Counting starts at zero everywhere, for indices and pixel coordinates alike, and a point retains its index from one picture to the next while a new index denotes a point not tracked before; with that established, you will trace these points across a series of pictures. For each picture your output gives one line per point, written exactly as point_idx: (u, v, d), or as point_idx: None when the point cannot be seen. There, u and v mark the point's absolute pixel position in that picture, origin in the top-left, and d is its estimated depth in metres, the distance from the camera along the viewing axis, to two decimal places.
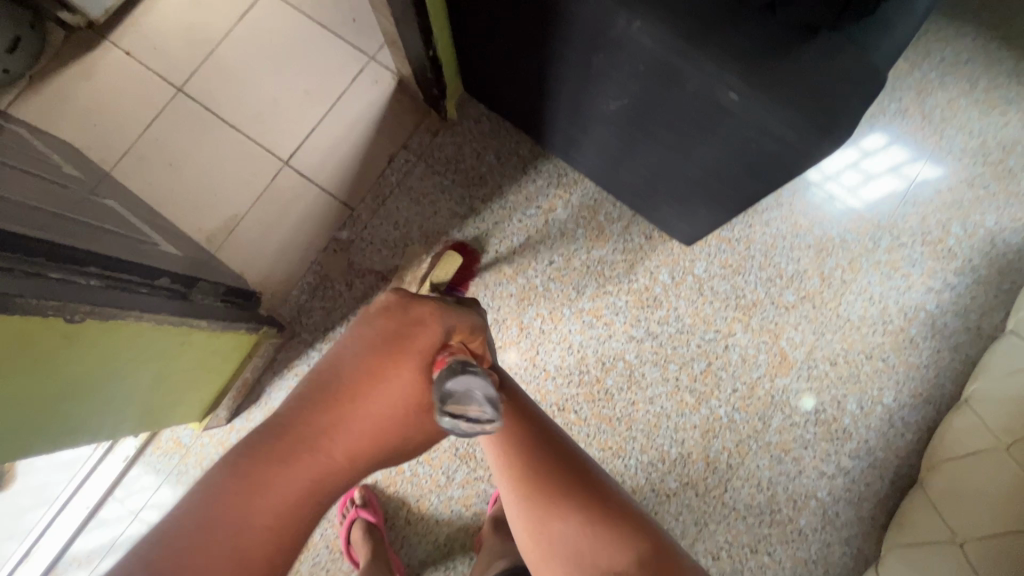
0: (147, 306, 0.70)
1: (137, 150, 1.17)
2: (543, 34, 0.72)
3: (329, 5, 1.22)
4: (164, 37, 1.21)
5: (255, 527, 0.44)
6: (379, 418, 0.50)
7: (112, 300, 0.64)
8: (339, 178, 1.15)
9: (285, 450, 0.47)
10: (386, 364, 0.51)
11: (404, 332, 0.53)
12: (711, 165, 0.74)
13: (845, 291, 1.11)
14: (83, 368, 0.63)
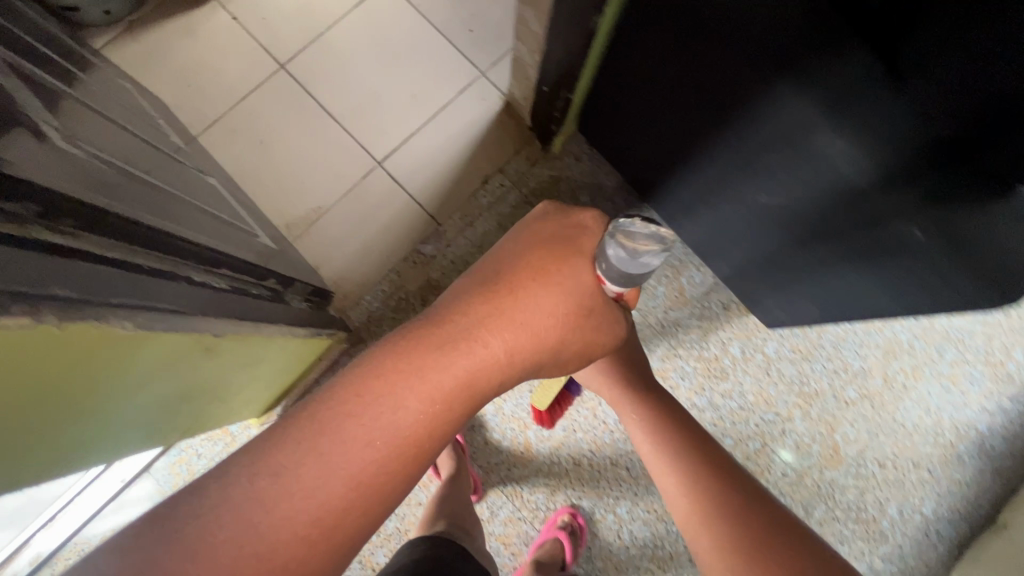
0: (263, 317, 0.69)
1: (229, 121, 1.14)
2: (718, 113, 0.71)
3: (449, 11, 1.19)
4: (277, 10, 1.17)
5: (449, 373, 0.53)
6: (551, 324, 0.59)
7: (240, 312, 0.62)
8: (431, 190, 1.13)
9: (483, 317, 0.57)
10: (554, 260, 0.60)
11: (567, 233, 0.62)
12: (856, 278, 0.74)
13: (904, 396, 1.13)
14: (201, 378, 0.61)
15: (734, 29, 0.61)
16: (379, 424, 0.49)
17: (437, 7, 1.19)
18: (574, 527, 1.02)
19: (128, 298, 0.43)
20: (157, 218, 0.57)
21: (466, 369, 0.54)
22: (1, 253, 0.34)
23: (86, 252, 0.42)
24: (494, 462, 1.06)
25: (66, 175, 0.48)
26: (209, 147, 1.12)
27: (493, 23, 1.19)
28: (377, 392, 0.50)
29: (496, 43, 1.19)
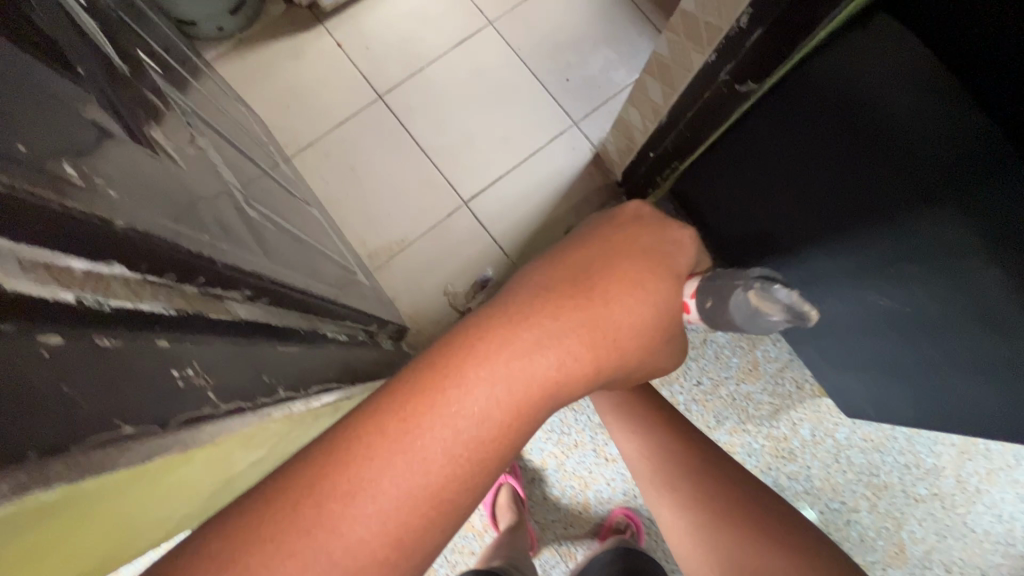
0: (366, 373, 0.67)
1: (323, 145, 1.15)
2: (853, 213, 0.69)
3: (548, 59, 1.21)
4: (380, 42, 1.20)
5: (528, 377, 0.37)
6: (641, 336, 0.43)
7: (358, 371, 0.62)
8: (514, 235, 1.13)
9: (572, 315, 0.40)
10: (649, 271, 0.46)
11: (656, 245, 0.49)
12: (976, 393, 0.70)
13: (976, 500, 1.09)
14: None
15: (899, 136, 0.59)
16: (465, 420, 0.34)
17: (538, 54, 1.21)
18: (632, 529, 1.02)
19: (284, 377, 0.45)
20: (297, 272, 0.58)
21: (553, 375, 0.37)
22: (217, 349, 0.37)
23: (256, 333, 0.43)
24: (550, 519, 1.05)
25: (243, 237, 0.50)
26: (302, 169, 1.13)
27: (591, 75, 1.20)
28: (462, 376, 0.35)
29: (593, 95, 1.19)
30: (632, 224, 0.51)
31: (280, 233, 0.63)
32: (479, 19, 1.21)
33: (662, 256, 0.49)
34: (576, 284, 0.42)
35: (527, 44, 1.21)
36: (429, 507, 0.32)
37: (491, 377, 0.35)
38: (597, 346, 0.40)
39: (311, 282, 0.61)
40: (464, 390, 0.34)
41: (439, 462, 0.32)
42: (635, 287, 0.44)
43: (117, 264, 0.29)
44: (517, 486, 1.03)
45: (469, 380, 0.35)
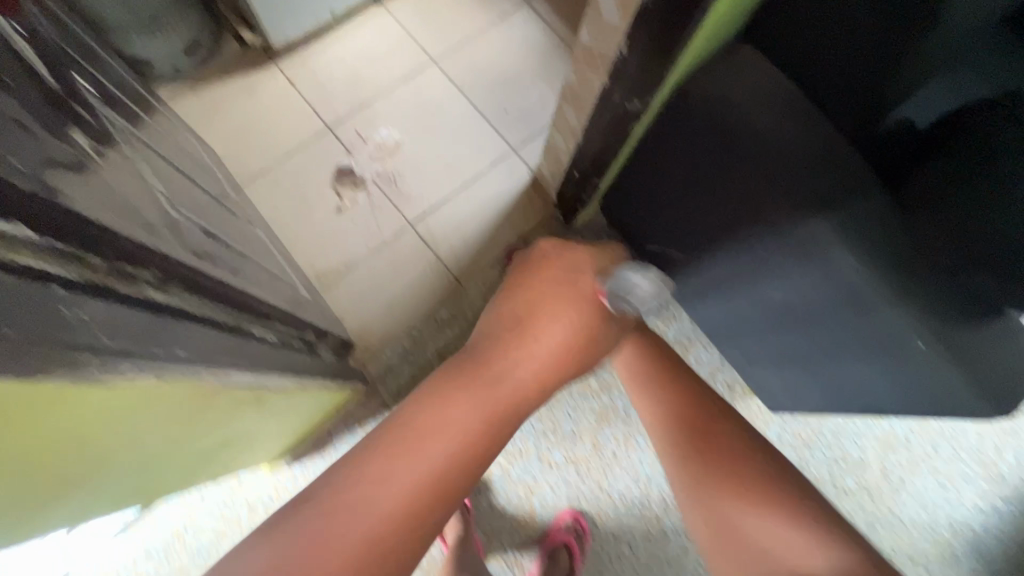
0: (297, 373, 0.71)
1: (274, 174, 1.21)
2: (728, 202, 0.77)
3: (487, 93, 1.31)
4: (330, 79, 1.29)
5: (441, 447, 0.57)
6: (523, 380, 0.69)
7: (284, 362, 0.67)
8: (457, 254, 1.20)
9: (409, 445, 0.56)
10: (484, 392, 0.64)
11: (471, 376, 0.66)
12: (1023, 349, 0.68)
13: (902, 490, 1.16)
14: (249, 426, 0.67)
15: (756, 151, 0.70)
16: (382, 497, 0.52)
17: (477, 88, 1.31)
18: (577, 530, 1.04)
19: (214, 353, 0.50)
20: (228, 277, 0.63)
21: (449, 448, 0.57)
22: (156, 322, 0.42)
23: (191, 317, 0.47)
24: (497, 528, 1.07)
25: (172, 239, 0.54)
26: (252, 196, 1.19)
27: (527, 106, 1.31)
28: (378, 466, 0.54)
29: (529, 124, 1.29)
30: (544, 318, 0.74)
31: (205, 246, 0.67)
32: (422, 58, 1.32)
33: (489, 380, 0.66)
34: (408, 437, 0.57)
35: (467, 79, 1.31)
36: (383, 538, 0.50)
37: (402, 458, 0.55)
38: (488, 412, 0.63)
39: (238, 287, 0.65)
40: (404, 460, 0.55)
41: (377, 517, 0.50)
42: (460, 404, 0.62)
43: (85, 249, 0.35)
44: None
45: (379, 468, 0.54)
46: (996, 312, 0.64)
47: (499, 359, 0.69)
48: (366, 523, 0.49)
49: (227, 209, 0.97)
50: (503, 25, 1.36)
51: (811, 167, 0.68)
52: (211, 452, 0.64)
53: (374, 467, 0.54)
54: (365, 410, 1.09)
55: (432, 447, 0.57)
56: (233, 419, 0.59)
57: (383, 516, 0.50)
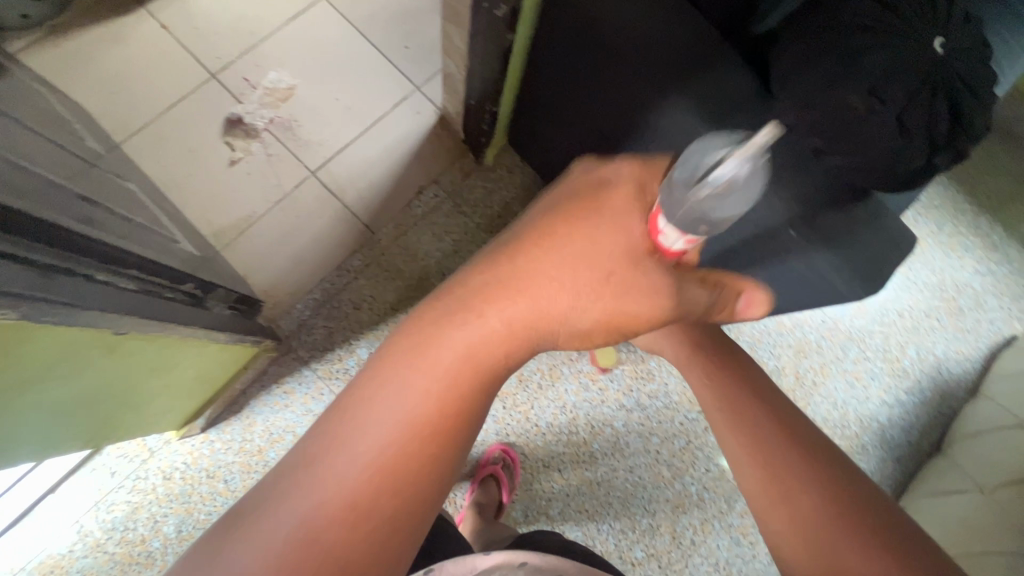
0: (172, 321, 0.67)
1: (156, 128, 1.12)
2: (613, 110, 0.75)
3: (385, 28, 1.23)
4: (210, 21, 1.18)
5: (455, 351, 0.53)
6: (574, 300, 0.56)
7: (149, 309, 0.63)
8: (366, 201, 1.15)
9: (443, 350, 0.53)
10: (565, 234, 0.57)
11: (594, 190, 0.59)
12: (901, 230, 0.67)
13: (814, 392, 1.22)
14: (121, 381, 0.64)
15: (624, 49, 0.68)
16: (374, 427, 0.48)
17: (374, 23, 1.23)
18: (507, 462, 1.07)
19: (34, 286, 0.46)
20: (82, 223, 0.59)
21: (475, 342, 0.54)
22: None
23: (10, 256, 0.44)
24: None
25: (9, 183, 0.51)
26: (133, 153, 1.10)
27: (428, 40, 1.24)
28: (372, 399, 0.50)
29: (432, 59, 1.23)
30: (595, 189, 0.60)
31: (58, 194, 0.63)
32: None
33: (600, 202, 0.59)
34: (441, 321, 0.55)
35: (361, 14, 1.23)
36: (375, 483, 0.46)
37: (410, 378, 0.51)
38: (530, 322, 0.56)
39: (101, 234, 0.62)
40: (407, 381, 0.51)
41: (366, 454, 0.47)
42: (567, 256, 0.57)
43: None
44: None
45: (386, 391, 0.50)
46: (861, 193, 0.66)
47: (548, 249, 0.57)
48: (359, 455, 0.47)
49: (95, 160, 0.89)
50: None
51: (680, 61, 0.66)
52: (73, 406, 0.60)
53: (370, 379, 0.52)
54: (280, 367, 1.06)
55: (472, 321, 0.55)
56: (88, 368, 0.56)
57: (373, 453, 0.47)
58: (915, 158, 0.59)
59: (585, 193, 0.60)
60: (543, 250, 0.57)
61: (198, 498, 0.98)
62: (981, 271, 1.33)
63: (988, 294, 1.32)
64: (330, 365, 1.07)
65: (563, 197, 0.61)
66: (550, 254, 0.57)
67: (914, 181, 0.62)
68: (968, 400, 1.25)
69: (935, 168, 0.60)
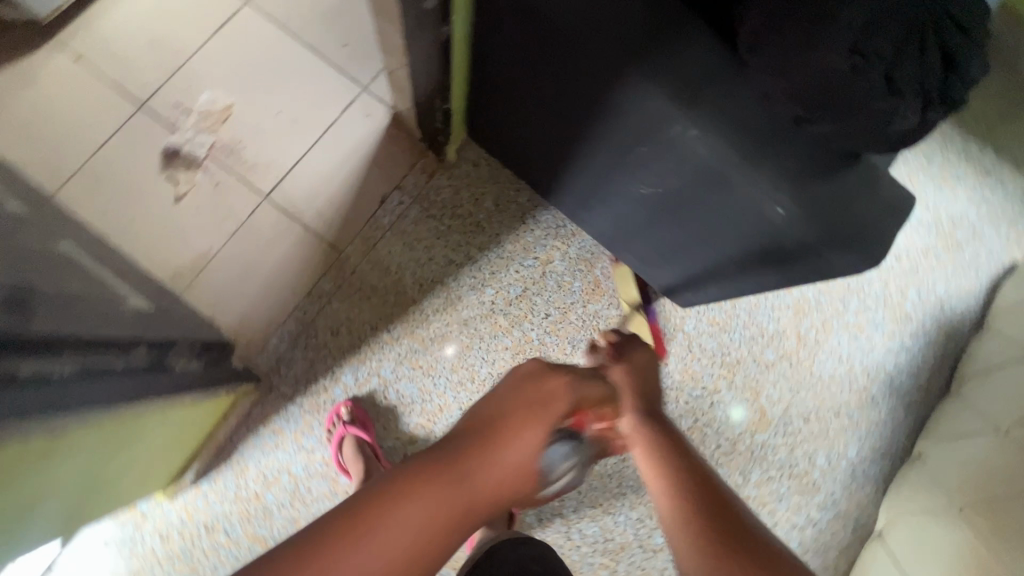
0: (108, 400, 0.61)
1: (90, 172, 1.04)
2: (571, 97, 0.69)
3: (319, 27, 1.13)
4: (127, 45, 1.08)
5: (394, 538, 0.45)
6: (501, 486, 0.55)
7: (77, 396, 0.56)
8: (327, 218, 1.08)
9: (374, 536, 0.45)
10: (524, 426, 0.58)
11: (547, 388, 0.63)
12: (897, 192, 0.62)
13: (818, 350, 1.19)
14: (57, 473, 0.58)
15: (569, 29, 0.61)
16: None
17: (306, 23, 1.13)
18: None
19: None
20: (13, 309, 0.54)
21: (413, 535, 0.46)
22: None
23: None
24: None
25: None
26: (69, 203, 1.02)
27: (368, 33, 1.14)
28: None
29: (374, 54, 1.14)
30: (541, 374, 0.65)
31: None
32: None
33: (545, 395, 0.62)
34: (383, 502, 0.47)
35: (292, 15, 1.13)
36: None
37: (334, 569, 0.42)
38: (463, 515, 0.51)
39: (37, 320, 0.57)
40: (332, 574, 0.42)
41: None
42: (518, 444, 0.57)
43: None
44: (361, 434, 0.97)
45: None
46: (849, 158, 0.60)
47: (502, 441, 0.56)
48: None
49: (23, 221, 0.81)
50: None
51: (632, 34, 0.59)
52: (19, 509, 0.55)
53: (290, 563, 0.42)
54: (265, 407, 1.01)
55: (421, 511, 0.47)
56: (21, 468, 0.51)
57: None
58: (908, 117, 0.52)
59: (537, 381, 0.64)
60: (503, 437, 0.57)
61: (201, 553, 0.95)
62: (975, 200, 1.28)
63: (985, 224, 1.27)
64: (316, 397, 1.03)
65: (520, 388, 0.63)
66: (506, 445, 0.56)
67: (909, 137, 0.54)
68: (974, 336, 1.22)
69: (931, 122, 0.54)
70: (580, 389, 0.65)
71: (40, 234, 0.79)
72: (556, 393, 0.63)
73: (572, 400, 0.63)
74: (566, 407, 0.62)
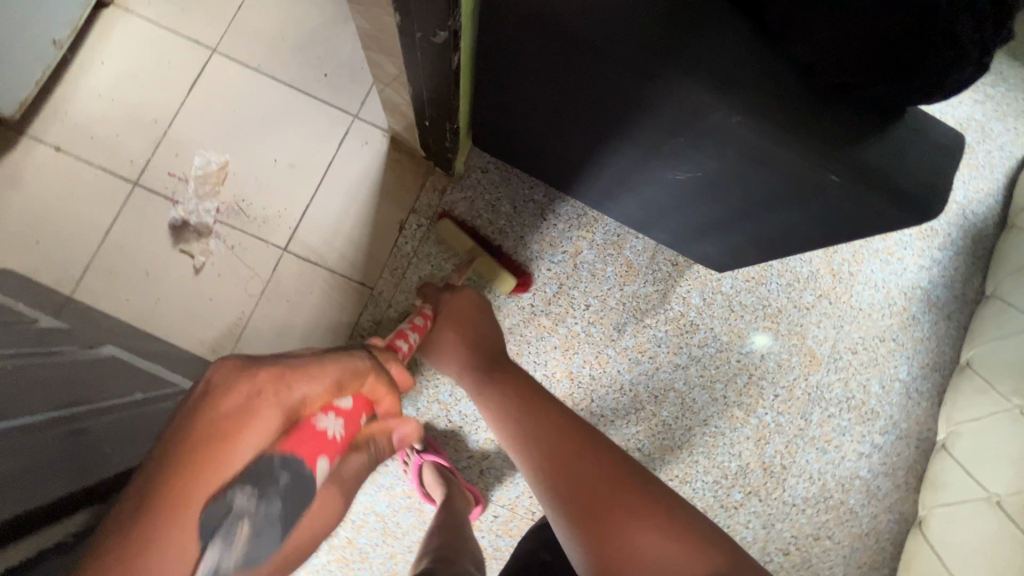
0: None
1: (102, 264, 1.01)
2: (593, 98, 0.67)
3: (294, 62, 1.09)
4: (104, 124, 1.04)
5: None
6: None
7: None
8: (351, 258, 1.06)
9: None
10: (200, 483, 0.35)
11: (213, 414, 0.37)
12: (949, 134, 0.60)
13: (854, 283, 1.20)
14: None
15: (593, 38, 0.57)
16: None
17: (280, 61, 1.08)
18: None
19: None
20: (75, 467, 0.53)
21: None
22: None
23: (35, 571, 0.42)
24: (514, 497, 1.06)
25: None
26: (90, 300, 0.99)
27: (345, 57, 1.10)
28: None
29: (357, 79, 1.10)
30: (236, 391, 0.39)
31: (47, 427, 0.55)
32: (200, 52, 1.07)
33: (248, 419, 0.39)
34: None
35: (264, 56, 1.08)
36: None
37: None
38: None
39: (100, 470, 0.55)
40: None
41: None
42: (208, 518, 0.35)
43: None
44: (438, 457, 0.99)
45: None
46: (899, 111, 0.58)
47: (178, 525, 0.34)
48: None
49: (64, 332, 0.79)
50: None
51: (657, 32, 0.56)
52: None
53: None
54: None
55: None
56: None
57: None
58: (966, 66, 0.50)
59: (244, 395, 0.39)
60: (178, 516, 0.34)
61: None
62: (980, 99, 1.27)
63: (993, 121, 1.27)
64: None
65: (213, 420, 0.37)
66: (189, 520, 0.34)
67: (965, 83, 0.52)
68: (1000, 236, 1.23)
69: (989, 60, 0.52)
70: (304, 382, 0.44)
71: (83, 345, 0.77)
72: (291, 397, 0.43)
73: (288, 411, 0.41)
74: (279, 424, 0.40)
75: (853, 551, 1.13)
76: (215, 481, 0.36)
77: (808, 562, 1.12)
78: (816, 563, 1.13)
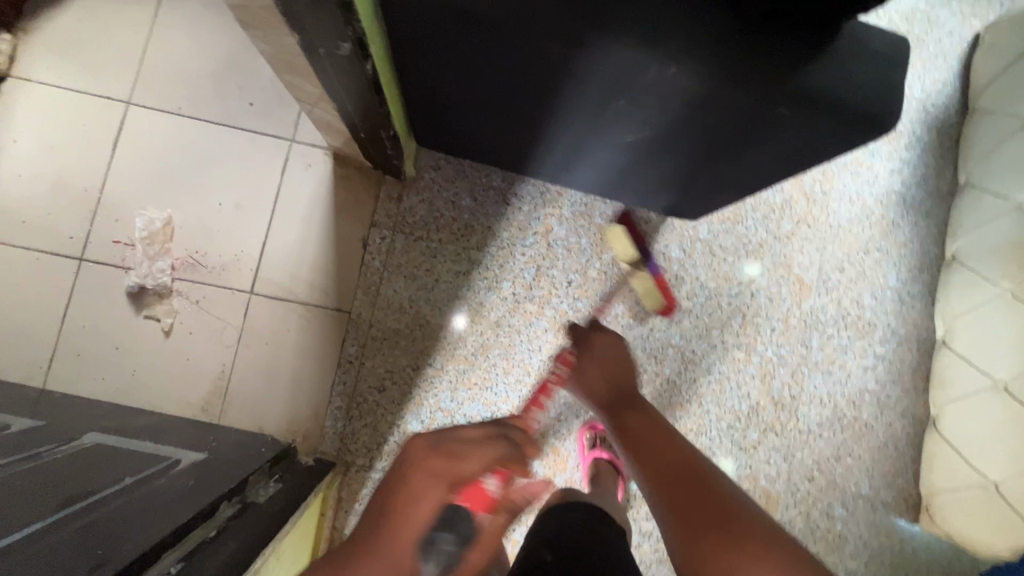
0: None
1: (67, 348, 0.97)
2: (524, 76, 0.64)
3: (216, 97, 1.03)
4: (35, 205, 0.99)
5: None
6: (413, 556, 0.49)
7: None
8: (321, 287, 1.03)
9: None
10: (425, 480, 0.52)
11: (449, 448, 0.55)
12: (894, 38, 0.57)
13: (828, 201, 1.19)
14: None
15: (509, 21, 0.53)
16: None
17: (201, 99, 1.03)
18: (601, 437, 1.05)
19: None
20: (76, 563, 0.50)
21: None
22: None
23: None
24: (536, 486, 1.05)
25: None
26: (65, 387, 0.96)
27: (268, 81, 1.04)
28: None
29: (285, 102, 1.04)
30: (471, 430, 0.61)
31: (49, 532, 0.52)
32: (116, 108, 1.02)
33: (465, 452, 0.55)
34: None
35: (182, 97, 1.03)
36: None
37: None
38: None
39: (109, 565, 0.50)
40: None
41: None
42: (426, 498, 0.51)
43: None
44: None
45: None
46: (839, 24, 0.55)
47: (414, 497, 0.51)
48: None
49: (39, 426, 0.76)
50: (170, 7, 1.04)
51: None
52: None
53: None
54: (352, 486, 1.00)
55: None
56: None
57: None
58: None
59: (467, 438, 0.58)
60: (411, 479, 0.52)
61: None
62: None
63: (937, 8, 1.24)
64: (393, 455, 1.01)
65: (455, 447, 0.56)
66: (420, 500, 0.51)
67: None
68: (963, 123, 1.21)
69: None
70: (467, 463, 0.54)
71: (62, 437, 0.74)
72: (456, 457, 0.55)
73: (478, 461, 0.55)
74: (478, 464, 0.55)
75: (875, 464, 1.15)
76: (433, 477, 0.52)
77: (834, 483, 1.14)
78: (842, 483, 1.14)
